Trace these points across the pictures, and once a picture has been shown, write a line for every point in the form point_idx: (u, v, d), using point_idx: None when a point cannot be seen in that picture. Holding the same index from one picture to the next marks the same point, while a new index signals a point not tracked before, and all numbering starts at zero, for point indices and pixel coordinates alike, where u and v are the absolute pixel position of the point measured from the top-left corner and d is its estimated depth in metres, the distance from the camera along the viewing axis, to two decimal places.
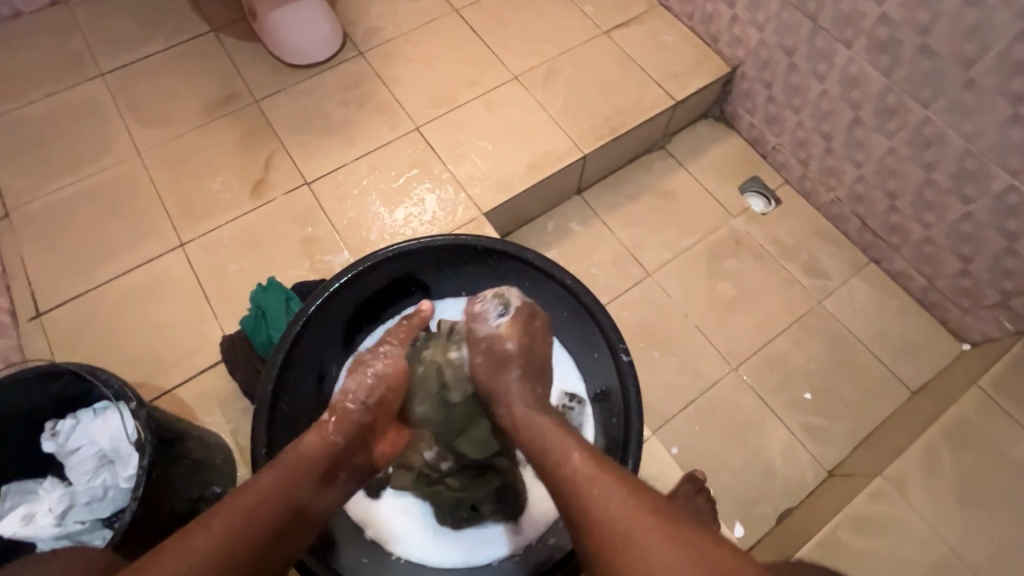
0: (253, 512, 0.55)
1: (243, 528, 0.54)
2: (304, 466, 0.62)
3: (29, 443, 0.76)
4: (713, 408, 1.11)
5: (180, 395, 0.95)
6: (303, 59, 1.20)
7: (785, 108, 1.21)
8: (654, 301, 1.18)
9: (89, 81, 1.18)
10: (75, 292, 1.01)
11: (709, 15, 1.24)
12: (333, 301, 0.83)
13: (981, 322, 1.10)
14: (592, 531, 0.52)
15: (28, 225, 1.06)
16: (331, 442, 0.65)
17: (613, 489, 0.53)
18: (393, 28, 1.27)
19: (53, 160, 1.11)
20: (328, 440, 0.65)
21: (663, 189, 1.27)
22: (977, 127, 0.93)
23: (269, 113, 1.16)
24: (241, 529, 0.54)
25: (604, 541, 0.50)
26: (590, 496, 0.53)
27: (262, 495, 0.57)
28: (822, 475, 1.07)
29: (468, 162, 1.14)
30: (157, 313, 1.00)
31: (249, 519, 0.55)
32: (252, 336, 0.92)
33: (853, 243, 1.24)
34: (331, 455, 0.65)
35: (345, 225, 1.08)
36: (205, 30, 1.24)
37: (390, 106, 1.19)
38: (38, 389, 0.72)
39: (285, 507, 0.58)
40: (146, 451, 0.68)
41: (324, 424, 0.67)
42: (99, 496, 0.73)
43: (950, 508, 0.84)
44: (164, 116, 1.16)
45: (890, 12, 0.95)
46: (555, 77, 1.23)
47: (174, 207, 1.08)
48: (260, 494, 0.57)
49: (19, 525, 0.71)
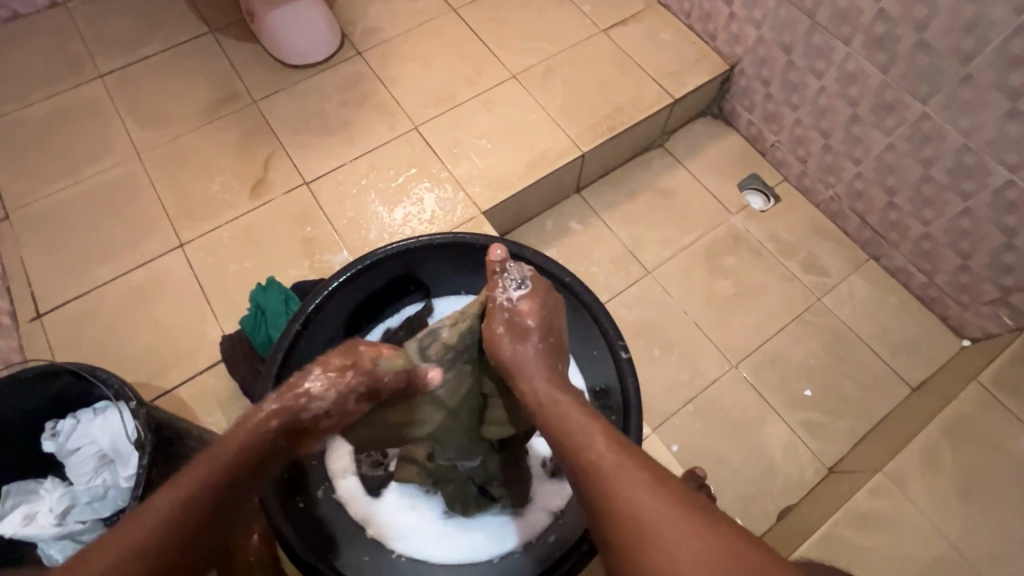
0: (181, 513, 0.48)
1: (163, 535, 0.46)
2: (231, 460, 0.53)
3: (29, 444, 0.76)
4: (712, 406, 1.11)
5: (181, 395, 0.95)
6: (302, 59, 1.20)
7: (783, 105, 1.21)
8: (653, 299, 1.18)
9: (88, 83, 1.18)
10: (75, 292, 1.01)
11: (706, 12, 1.24)
12: (331, 300, 0.82)
13: (980, 318, 1.10)
14: (613, 520, 0.47)
15: (28, 226, 1.06)
16: (263, 432, 0.57)
17: (638, 479, 0.49)
18: (391, 28, 1.27)
19: (52, 161, 1.11)
20: (263, 432, 0.57)
21: (662, 187, 1.28)
22: (975, 123, 0.93)
23: (268, 113, 1.17)
24: (158, 538, 0.46)
25: (625, 530, 0.46)
26: (611, 482, 0.49)
27: (187, 495, 0.49)
28: (823, 471, 1.07)
29: (467, 161, 1.14)
30: (157, 313, 1.00)
31: (169, 526, 0.47)
32: (252, 336, 0.93)
33: (852, 240, 1.24)
34: (265, 447, 0.56)
35: (344, 224, 1.08)
36: (203, 31, 1.24)
37: (389, 106, 1.19)
38: (39, 389, 0.73)
39: (211, 507, 0.50)
40: (146, 449, 0.69)
41: (261, 416, 0.57)
42: (100, 495, 0.73)
43: (950, 503, 0.84)
44: (163, 116, 1.16)
45: (887, 8, 0.95)
46: (553, 76, 1.23)
47: (173, 207, 1.08)
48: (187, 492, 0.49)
49: (19, 526, 0.71)
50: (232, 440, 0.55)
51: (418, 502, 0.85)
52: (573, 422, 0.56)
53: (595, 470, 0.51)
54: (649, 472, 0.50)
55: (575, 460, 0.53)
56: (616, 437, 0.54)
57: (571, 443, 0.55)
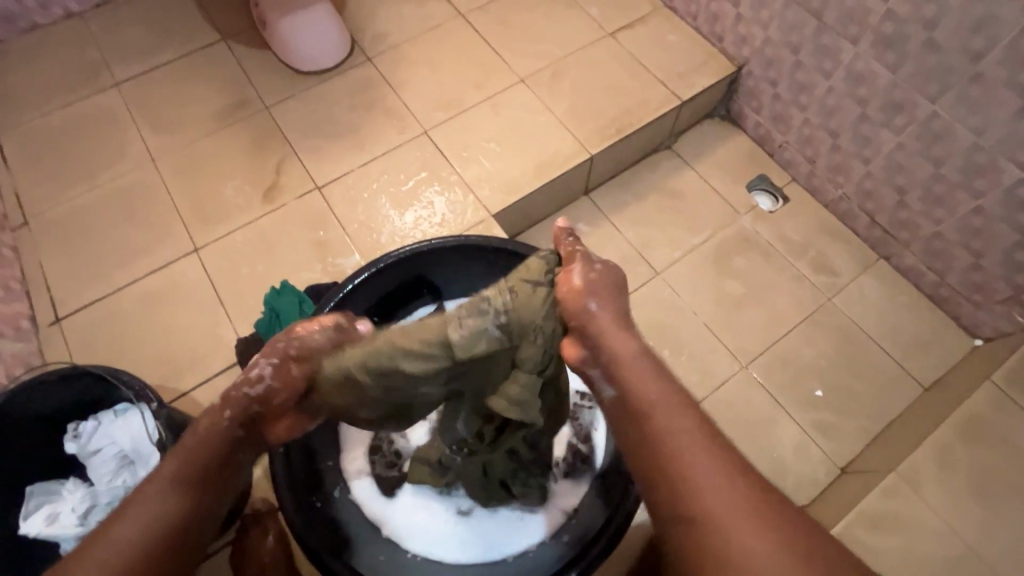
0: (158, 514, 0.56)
1: (144, 536, 0.55)
2: (194, 460, 0.60)
3: (51, 445, 0.78)
4: (723, 406, 1.11)
5: (197, 398, 0.96)
6: (313, 66, 1.22)
7: (791, 106, 1.21)
8: (662, 300, 1.18)
9: (104, 91, 1.20)
10: (93, 297, 1.03)
11: (714, 14, 1.24)
12: (347, 303, 0.85)
13: (993, 317, 1.09)
14: (691, 502, 0.49)
15: (46, 232, 1.08)
16: (220, 431, 0.62)
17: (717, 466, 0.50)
18: (400, 33, 1.29)
19: (70, 168, 1.13)
20: (220, 427, 0.62)
21: (671, 188, 1.28)
22: (985, 121, 0.93)
23: (280, 119, 1.18)
24: (142, 536, 0.54)
25: (702, 514, 0.48)
26: (691, 469, 0.50)
27: (160, 497, 0.57)
28: (835, 472, 1.06)
29: (476, 164, 1.15)
30: (173, 317, 1.02)
31: (149, 526, 0.55)
32: (267, 338, 0.94)
33: (862, 240, 1.24)
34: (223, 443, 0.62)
35: (356, 228, 1.09)
36: (215, 38, 1.26)
37: (399, 110, 1.20)
38: (62, 391, 0.74)
39: (183, 505, 0.57)
40: (166, 450, 0.70)
41: (218, 416, 0.62)
42: (119, 496, 0.75)
43: (966, 503, 0.84)
44: (177, 123, 1.18)
45: (896, 8, 0.95)
46: (561, 79, 1.24)
47: (188, 212, 1.10)
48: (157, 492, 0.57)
49: (43, 525, 0.73)
50: (195, 440, 0.61)
51: (432, 501, 0.85)
52: (655, 393, 0.55)
53: (678, 454, 0.51)
54: (729, 466, 0.50)
55: (653, 437, 0.53)
56: (699, 420, 0.54)
57: (653, 419, 0.54)
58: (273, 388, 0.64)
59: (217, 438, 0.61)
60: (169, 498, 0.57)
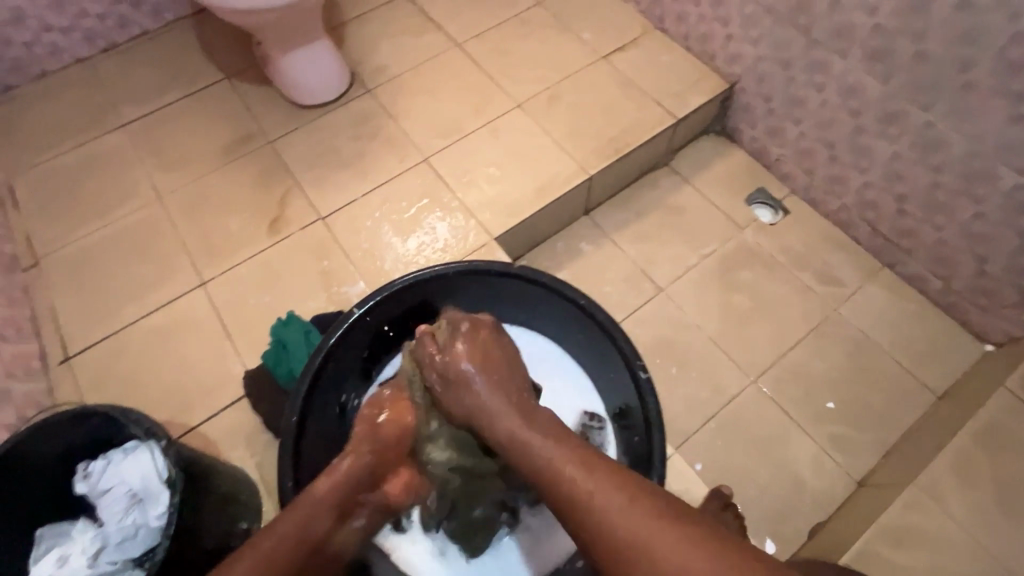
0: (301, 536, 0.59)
1: (273, 561, 0.55)
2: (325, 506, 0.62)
3: (61, 485, 0.78)
4: (735, 422, 1.10)
5: (206, 432, 0.96)
6: (315, 99, 1.25)
7: (785, 120, 1.22)
8: (668, 316, 1.18)
9: (112, 131, 1.23)
10: (102, 335, 1.04)
11: (704, 34, 1.27)
12: (352, 333, 0.84)
13: (1002, 322, 1.09)
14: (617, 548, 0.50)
15: (58, 271, 1.09)
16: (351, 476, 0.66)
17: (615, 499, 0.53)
18: (399, 64, 1.32)
19: (81, 208, 1.15)
20: (341, 477, 0.65)
21: (671, 205, 1.29)
22: (979, 128, 0.93)
23: (283, 153, 1.20)
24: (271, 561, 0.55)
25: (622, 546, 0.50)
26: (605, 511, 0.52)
27: (297, 525, 0.59)
28: (852, 485, 1.05)
29: (477, 188, 1.17)
30: (181, 351, 1.03)
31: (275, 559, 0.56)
32: (274, 370, 0.95)
33: (864, 249, 1.24)
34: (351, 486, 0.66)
35: (360, 256, 1.11)
36: (220, 76, 1.30)
37: (399, 139, 1.22)
38: (71, 431, 0.75)
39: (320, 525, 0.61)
40: (176, 487, 0.70)
41: (337, 466, 0.66)
42: (130, 535, 0.73)
43: (990, 516, 0.82)
44: (183, 160, 1.20)
45: (883, 22, 0.96)
46: (557, 102, 1.26)
47: (194, 247, 1.11)
48: (297, 523, 0.60)
49: (54, 568, 0.73)
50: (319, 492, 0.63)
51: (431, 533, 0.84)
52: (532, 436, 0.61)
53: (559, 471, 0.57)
54: (626, 491, 0.53)
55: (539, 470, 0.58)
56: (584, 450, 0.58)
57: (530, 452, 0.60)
58: (386, 432, 0.71)
59: (343, 486, 0.65)
60: (295, 539, 0.58)
